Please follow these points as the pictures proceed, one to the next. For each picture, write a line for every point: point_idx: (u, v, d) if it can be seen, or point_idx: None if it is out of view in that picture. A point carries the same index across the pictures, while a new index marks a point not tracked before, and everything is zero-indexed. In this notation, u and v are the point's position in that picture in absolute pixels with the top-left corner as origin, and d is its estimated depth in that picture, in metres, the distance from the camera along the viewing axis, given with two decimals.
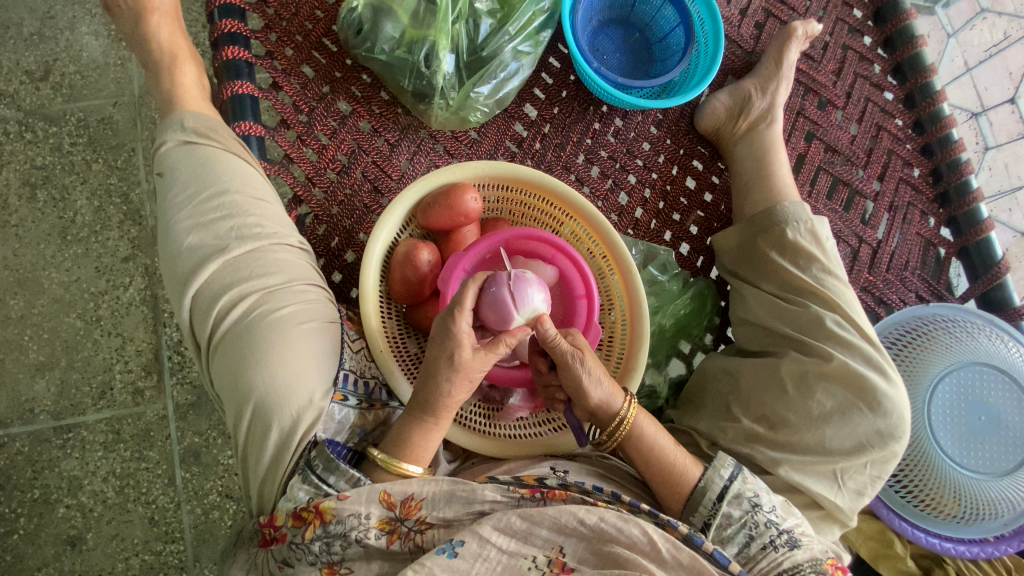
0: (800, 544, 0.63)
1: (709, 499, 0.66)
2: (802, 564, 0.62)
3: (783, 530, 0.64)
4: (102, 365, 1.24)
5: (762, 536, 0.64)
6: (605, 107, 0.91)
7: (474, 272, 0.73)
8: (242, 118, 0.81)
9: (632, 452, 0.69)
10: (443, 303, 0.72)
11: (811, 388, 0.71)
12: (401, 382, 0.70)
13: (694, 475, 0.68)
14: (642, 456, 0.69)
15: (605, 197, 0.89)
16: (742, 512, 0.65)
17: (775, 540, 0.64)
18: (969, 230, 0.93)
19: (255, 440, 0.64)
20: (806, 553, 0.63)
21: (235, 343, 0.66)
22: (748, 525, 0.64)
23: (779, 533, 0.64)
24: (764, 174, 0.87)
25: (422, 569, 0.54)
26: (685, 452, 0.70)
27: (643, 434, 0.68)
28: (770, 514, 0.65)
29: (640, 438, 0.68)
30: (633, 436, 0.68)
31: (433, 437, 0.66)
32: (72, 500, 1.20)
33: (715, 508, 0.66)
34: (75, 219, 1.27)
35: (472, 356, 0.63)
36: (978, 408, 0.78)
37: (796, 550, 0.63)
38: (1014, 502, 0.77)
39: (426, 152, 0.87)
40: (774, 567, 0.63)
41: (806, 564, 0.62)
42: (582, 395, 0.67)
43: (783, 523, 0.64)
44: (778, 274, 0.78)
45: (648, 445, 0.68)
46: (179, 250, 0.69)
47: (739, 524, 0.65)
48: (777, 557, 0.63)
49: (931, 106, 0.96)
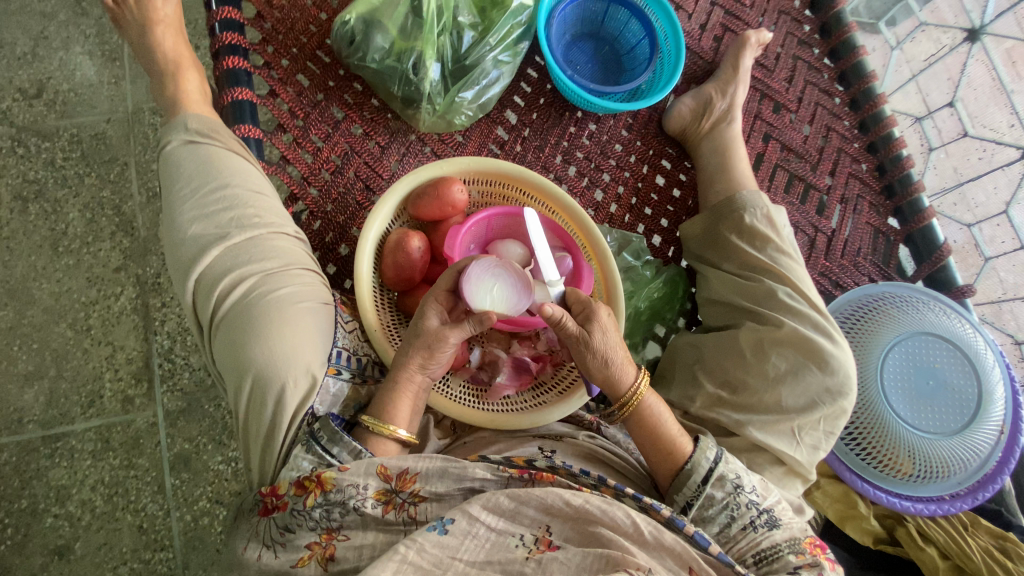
0: (779, 524, 0.65)
1: (693, 481, 0.67)
2: (780, 544, 0.63)
3: (763, 510, 0.66)
4: (92, 374, 1.20)
5: (742, 517, 0.65)
6: (580, 112, 0.99)
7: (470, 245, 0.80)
8: (242, 121, 0.87)
9: (635, 426, 0.71)
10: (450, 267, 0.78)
11: (766, 353, 0.78)
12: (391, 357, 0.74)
13: (685, 453, 0.69)
14: (645, 429, 0.71)
15: (582, 194, 0.96)
16: (725, 495, 0.66)
17: (755, 521, 0.65)
18: (914, 219, 1.03)
19: (254, 411, 0.68)
20: (785, 533, 0.64)
21: (235, 321, 0.70)
22: (730, 507, 0.66)
23: (759, 513, 0.66)
24: (725, 167, 0.95)
25: (414, 543, 0.54)
26: (684, 429, 0.72)
27: (650, 408, 0.71)
28: (751, 495, 0.67)
29: (648, 412, 0.70)
30: (641, 410, 0.71)
31: (400, 404, 0.70)
32: (61, 509, 1.14)
33: (698, 490, 0.67)
34: (66, 231, 1.25)
35: (436, 325, 0.70)
36: (926, 373, 0.86)
37: (775, 530, 0.65)
38: (965, 460, 0.84)
39: (415, 154, 0.93)
40: (752, 548, 0.64)
41: (784, 544, 0.63)
42: (590, 357, 0.69)
43: (763, 502, 0.66)
44: (737, 255, 0.88)
45: (654, 420, 0.71)
46: (182, 237, 0.74)
47: (722, 505, 0.66)
48: (755, 538, 0.64)
49: (874, 108, 1.06)
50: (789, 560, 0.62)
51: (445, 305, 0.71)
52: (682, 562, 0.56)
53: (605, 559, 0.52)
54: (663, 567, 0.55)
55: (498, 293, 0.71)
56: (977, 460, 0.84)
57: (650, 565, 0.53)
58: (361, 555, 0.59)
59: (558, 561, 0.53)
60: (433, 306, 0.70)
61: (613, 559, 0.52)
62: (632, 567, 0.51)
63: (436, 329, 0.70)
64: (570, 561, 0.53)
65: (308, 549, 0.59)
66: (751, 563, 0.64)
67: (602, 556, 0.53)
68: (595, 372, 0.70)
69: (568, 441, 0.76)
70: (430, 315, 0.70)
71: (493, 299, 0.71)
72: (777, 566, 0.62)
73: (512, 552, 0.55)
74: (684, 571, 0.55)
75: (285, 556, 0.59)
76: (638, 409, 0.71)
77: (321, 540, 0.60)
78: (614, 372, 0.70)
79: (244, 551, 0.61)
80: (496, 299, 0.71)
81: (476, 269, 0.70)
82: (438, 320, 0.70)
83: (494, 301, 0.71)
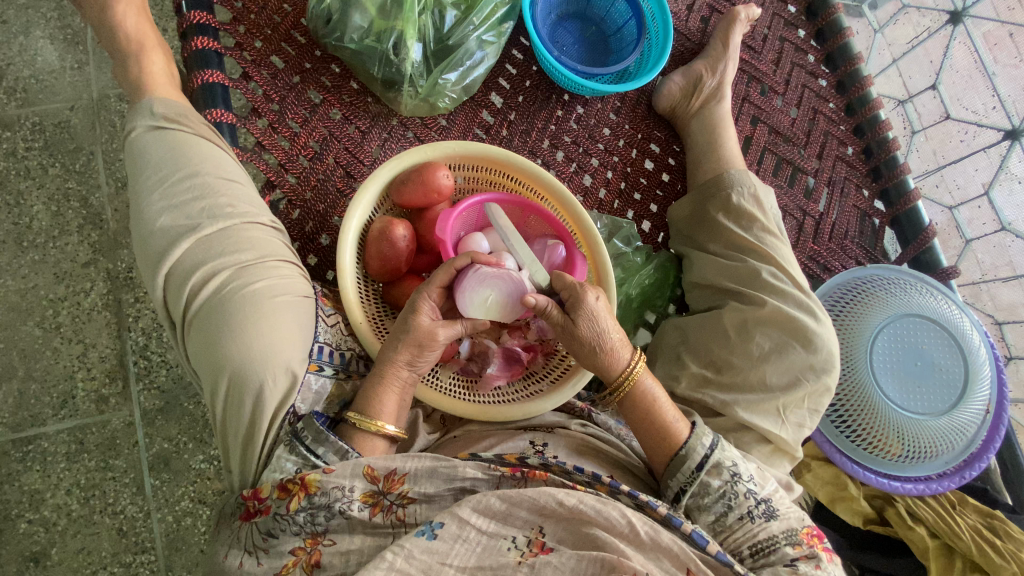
0: (777, 515, 0.64)
1: (688, 468, 0.66)
2: (777, 536, 0.62)
3: (761, 500, 0.64)
4: (63, 374, 1.14)
5: (740, 506, 0.64)
6: (567, 95, 0.96)
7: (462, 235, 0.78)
8: (213, 106, 0.82)
9: (631, 410, 0.69)
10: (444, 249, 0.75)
11: (750, 333, 0.78)
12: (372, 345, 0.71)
13: (680, 438, 0.67)
14: (643, 414, 0.68)
15: (570, 179, 0.94)
16: (722, 483, 0.65)
17: (753, 511, 0.64)
18: (899, 201, 1.02)
19: (232, 411, 0.65)
20: (782, 524, 0.63)
21: (210, 316, 0.66)
22: (727, 495, 0.64)
23: (757, 504, 0.64)
24: (714, 148, 0.93)
25: (401, 550, 0.52)
26: (679, 412, 0.69)
27: (645, 390, 0.68)
28: (749, 484, 0.65)
29: (645, 394, 0.68)
30: (637, 391, 0.68)
31: (384, 398, 0.67)
32: (35, 514, 1.09)
33: (693, 476, 0.66)
34: (31, 225, 1.18)
35: (428, 322, 0.67)
36: (913, 355, 0.86)
37: (773, 522, 0.63)
38: (953, 440, 0.85)
39: (397, 139, 0.90)
40: (749, 538, 0.63)
41: (781, 536, 0.63)
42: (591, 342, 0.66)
43: (761, 492, 0.65)
44: (723, 235, 0.87)
45: (650, 401, 0.68)
46: (151, 231, 0.70)
47: (718, 494, 0.65)
48: (753, 528, 0.63)
49: (860, 90, 1.05)
50: (787, 552, 0.61)
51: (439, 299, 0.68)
52: (680, 563, 0.54)
53: (600, 564, 0.51)
54: (660, 568, 0.54)
55: (493, 301, 0.69)
56: (964, 440, 0.85)
57: (647, 569, 0.51)
58: (349, 561, 0.57)
59: (552, 565, 0.51)
60: (426, 300, 0.67)
61: (608, 563, 0.51)
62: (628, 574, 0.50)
63: (426, 324, 0.67)
64: (564, 565, 0.51)
65: (292, 555, 0.57)
66: (747, 555, 0.63)
67: (596, 560, 0.51)
68: (587, 360, 0.68)
69: (561, 433, 0.74)
70: (421, 308, 0.67)
71: (487, 308, 0.69)
72: (774, 558, 0.61)
73: (504, 557, 0.53)
74: (682, 572, 0.54)
75: (269, 563, 0.57)
76: (635, 391, 0.68)
77: (306, 545, 0.57)
78: (611, 351, 0.67)
79: (225, 558, 0.58)
80: (489, 307, 0.69)
81: (476, 271, 0.68)
82: (431, 316, 0.68)
83: (488, 309, 0.69)
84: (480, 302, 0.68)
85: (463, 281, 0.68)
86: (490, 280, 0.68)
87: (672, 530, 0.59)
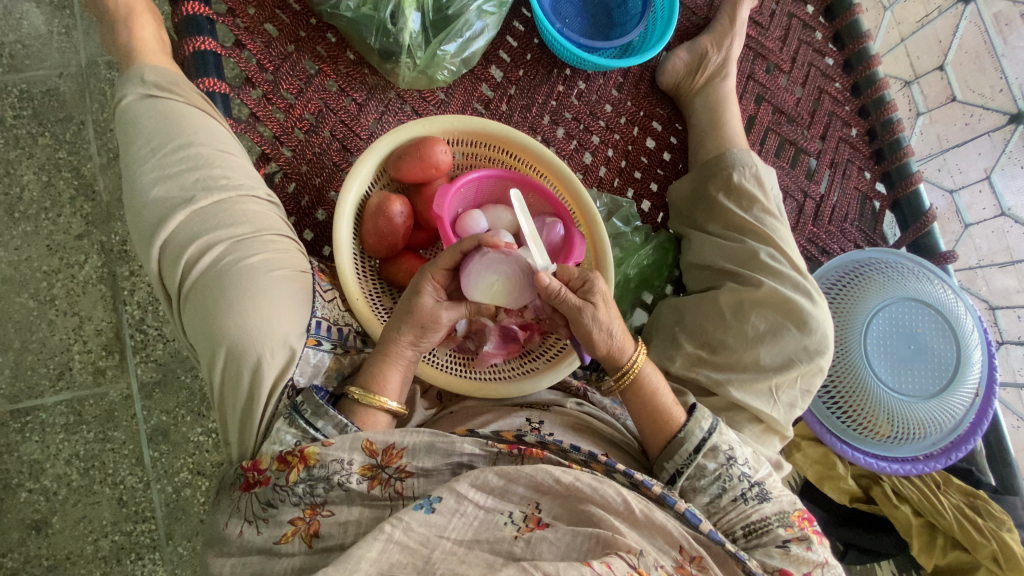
0: (769, 497, 0.65)
1: (686, 450, 0.67)
2: (770, 517, 0.64)
3: (754, 483, 0.66)
4: (59, 346, 1.14)
5: (734, 488, 0.65)
6: (569, 70, 0.95)
7: (460, 210, 0.77)
8: (206, 74, 0.80)
9: (631, 399, 0.69)
10: (440, 225, 0.73)
11: (746, 314, 0.78)
12: (373, 323, 0.71)
13: (677, 423, 0.68)
14: (641, 400, 0.69)
15: (570, 156, 0.93)
16: (717, 466, 0.66)
17: (746, 493, 0.65)
18: (901, 184, 1.02)
19: (229, 384, 0.65)
20: (774, 506, 0.65)
21: (205, 290, 0.66)
22: (723, 477, 0.66)
23: (750, 486, 0.65)
24: (717, 126, 0.92)
25: (400, 523, 0.52)
26: (677, 397, 0.70)
27: (647, 380, 0.69)
28: (743, 467, 0.66)
29: (646, 384, 0.68)
30: (639, 382, 0.69)
31: (391, 374, 0.67)
32: (35, 483, 1.11)
33: (691, 458, 0.66)
34: (22, 196, 1.16)
35: (432, 303, 0.66)
36: (907, 338, 0.87)
37: (765, 503, 0.65)
38: (941, 421, 0.86)
39: (394, 112, 0.88)
40: (742, 520, 0.64)
41: (773, 518, 0.64)
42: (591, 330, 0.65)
43: (754, 475, 0.66)
44: (724, 215, 0.86)
45: (651, 389, 0.69)
46: (144, 202, 0.69)
47: (713, 476, 0.66)
48: (745, 509, 0.65)
49: (867, 70, 1.04)
50: (779, 533, 0.63)
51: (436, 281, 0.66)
52: (673, 541, 0.55)
53: (595, 539, 0.51)
54: (654, 546, 0.55)
55: (498, 286, 0.65)
56: (951, 422, 0.86)
57: (641, 547, 0.52)
58: (347, 531, 0.57)
59: (547, 541, 0.52)
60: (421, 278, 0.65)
61: (602, 539, 0.51)
62: (623, 550, 0.50)
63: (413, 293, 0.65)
64: (559, 541, 0.52)
65: (291, 525, 0.57)
66: (740, 535, 0.64)
67: (591, 536, 0.52)
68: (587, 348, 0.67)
69: (557, 411, 0.74)
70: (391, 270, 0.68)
71: (492, 294, 0.65)
72: (766, 539, 0.63)
73: (501, 531, 0.53)
74: (676, 550, 0.55)
75: (268, 533, 0.58)
76: (636, 380, 0.69)
77: (305, 515, 0.58)
78: (616, 344, 0.67)
79: (225, 527, 0.59)
80: (495, 292, 0.65)
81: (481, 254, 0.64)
82: (434, 297, 0.67)
83: (493, 294, 0.65)
84: (483, 285, 0.64)
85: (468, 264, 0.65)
86: (496, 264, 0.64)
87: (666, 508, 0.59)
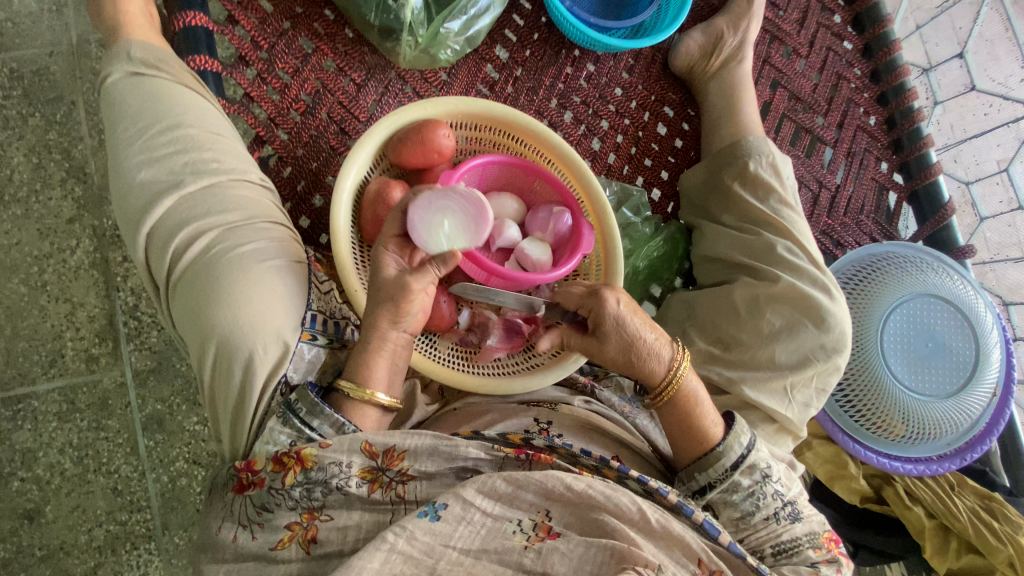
0: (801, 518, 0.63)
1: (722, 465, 0.64)
2: (800, 539, 0.62)
3: (788, 502, 0.64)
4: (51, 333, 1.11)
5: (767, 507, 0.63)
6: (578, 51, 0.90)
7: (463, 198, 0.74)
8: (197, 51, 0.76)
9: (670, 411, 0.66)
10: None
11: (762, 310, 0.75)
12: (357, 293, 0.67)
13: (716, 438, 0.65)
14: (682, 411, 0.65)
15: (578, 142, 0.89)
16: (751, 484, 0.64)
17: (779, 512, 0.63)
18: (920, 175, 0.98)
19: (220, 379, 0.62)
20: (805, 527, 0.63)
21: (195, 280, 0.63)
22: (756, 495, 0.63)
23: (783, 505, 0.64)
24: (732, 113, 0.88)
25: (404, 532, 0.50)
26: (717, 412, 0.67)
27: (688, 393, 0.65)
28: (777, 485, 0.64)
29: (686, 397, 0.65)
30: (680, 395, 0.65)
31: (374, 363, 0.63)
32: (28, 473, 1.08)
33: (726, 474, 0.64)
34: (11, 178, 1.12)
35: (394, 274, 0.63)
36: (925, 336, 0.84)
37: (796, 523, 0.63)
38: (957, 422, 0.83)
39: (395, 93, 0.84)
40: (772, 539, 0.63)
41: (804, 538, 0.63)
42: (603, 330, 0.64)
43: (788, 494, 0.64)
44: (739, 206, 0.82)
45: (693, 402, 0.66)
46: (130, 185, 0.65)
47: (746, 493, 0.63)
48: (777, 529, 0.63)
49: (887, 56, 0.99)
50: (809, 555, 0.62)
51: (402, 250, 0.65)
52: (690, 552, 0.53)
53: (609, 552, 0.49)
54: (670, 557, 0.53)
55: (450, 227, 0.65)
56: (968, 422, 0.83)
57: (659, 561, 0.50)
58: (346, 537, 0.55)
59: (559, 552, 0.49)
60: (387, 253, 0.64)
61: (617, 552, 0.49)
62: (639, 564, 0.48)
63: (394, 279, 0.63)
64: (572, 552, 0.49)
65: (288, 530, 0.55)
66: (769, 554, 0.63)
67: (605, 547, 0.49)
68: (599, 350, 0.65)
69: (564, 408, 0.71)
70: (387, 263, 0.64)
71: (450, 240, 0.65)
72: (795, 560, 0.62)
73: (510, 541, 0.51)
74: (694, 564, 0.53)
75: (263, 538, 0.55)
76: (679, 392, 0.65)
77: (302, 520, 0.55)
78: (648, 353, 0.64)
79: (219, 531, 0.57)
80: (451, 235, 0.65)
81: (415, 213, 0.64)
82: (396, 267, 0.64)
83: (450, 237, 0.65)
84: (434, 231, 0.64)
85: (410, 227, 0.64)
86: (428, 208, 0.64)
87: (682, 518, 0.57)
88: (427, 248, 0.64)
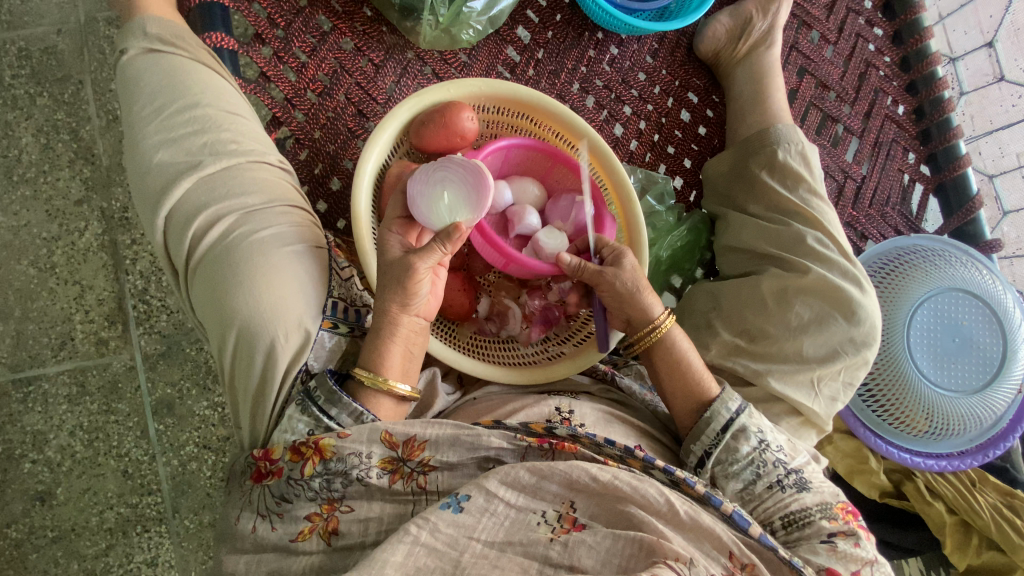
0: (809, 487, 0.61)
1: (712, 429, 0.64)
2: (810, 508, 0.60)
3: (791, 471, 0.62)
4: (60, 316, 1.10)
5: (768, 475, 0.62)
6: (601, 33, 0.88)
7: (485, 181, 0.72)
8: (213, 28, 0.74)
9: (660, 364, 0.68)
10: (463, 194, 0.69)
11: (789, 302, 0.74)
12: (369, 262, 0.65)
13: (711, 394, 0.67)
14: (669, 367, 0.67)
15: (601, 128, 0.87)
16: (750, 450, 0.63)
17: (783, 480, 0.62)
18: (948, 167, 0.96)
19: (241, 366, 0.61)
20: (816, 497, 0.61)
21: (214, 265, 0.61)
22: (756, 463, 0.62)
23: (787, 473, 0.62)
24: (759, 100, 0.86)
25: (426, 524, 0.49)
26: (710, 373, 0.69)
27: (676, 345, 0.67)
28: (778, 453, 0.63)
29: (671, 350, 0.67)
30: (665, 349, 0.67)
31: (388, 350, 0.62)
32: (39, 455, 1.08)
33: (717, 438, 0.64)
34: (20, 159, 1.10)
35: (398, 255, 0.62)
36: (952, 331, 0.82)
37: (805, 493, 0.61)
38: (982, 418, 0.82)
39: (414, 75, 0.82)
40: (780, 509, 0.61)
41: (815, 509, 0.60)
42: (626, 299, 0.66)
43: (791, 462, 0.63)
44: (767, 196, 0.80)
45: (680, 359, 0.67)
46: (147, 166, 0.64)
47: (747, 461, 0.62)
48: (783, 499, 0.61)
49: (918, 43, 0.97)
50: (822, 526, 0.59)
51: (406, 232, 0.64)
52: (720, 544, 0.52)
53: (638, 544, 0.48)
54: (700, 549, 0.52)
55: (451, 198, 0.63)
56: (992, 418, 0.82)
57: (689, 553, 0.49)
58: (368, 529, 0.54)
59: (586, 544, 0.48)
60: (392, 234, 0.63)
61: (646, 543, 0.48)
62: (670, 558, 0.47)
63: (398, 259, 0.61)
64: (599, 544, 0.48)
65: (308, 521, 0.54)
66: (779, 526, 0.60)
67: (634, 540, 0.48)
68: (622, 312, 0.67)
69: (585, 396, 0.72)
70: (392, 244, 0.62)
71: (451, 211, 0.63)
72: (808, 532, 0.59)
73: (535, 532, 0.50)
74: (725, 557, 0.51)
75: (283, 529, 0.54)
76: (659, 347, 0.67)
77: (322, 511, 0.54)
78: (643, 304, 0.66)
79: (238, 522, 0.56)
80: (452, 205, 0.63)
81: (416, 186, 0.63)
82: (401, 247, 0.63)
83: (452, 209, 0.63)
84: (435, 203, 0.63)
85: (412, 201, 0.63)
86: (426, 179, 0.63)
87: (710, 510, 0.56)
88: (430, 222, 0.63)
